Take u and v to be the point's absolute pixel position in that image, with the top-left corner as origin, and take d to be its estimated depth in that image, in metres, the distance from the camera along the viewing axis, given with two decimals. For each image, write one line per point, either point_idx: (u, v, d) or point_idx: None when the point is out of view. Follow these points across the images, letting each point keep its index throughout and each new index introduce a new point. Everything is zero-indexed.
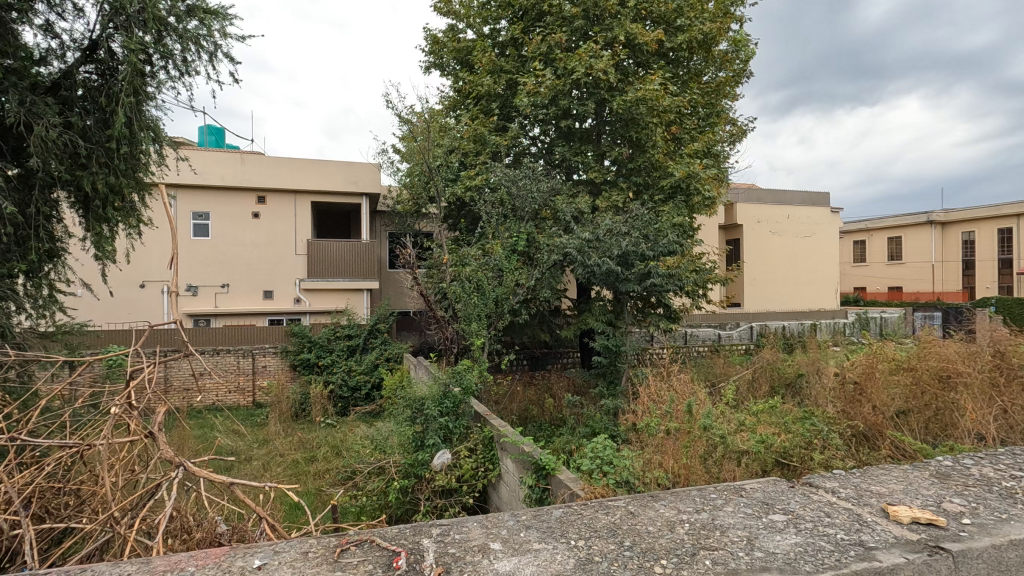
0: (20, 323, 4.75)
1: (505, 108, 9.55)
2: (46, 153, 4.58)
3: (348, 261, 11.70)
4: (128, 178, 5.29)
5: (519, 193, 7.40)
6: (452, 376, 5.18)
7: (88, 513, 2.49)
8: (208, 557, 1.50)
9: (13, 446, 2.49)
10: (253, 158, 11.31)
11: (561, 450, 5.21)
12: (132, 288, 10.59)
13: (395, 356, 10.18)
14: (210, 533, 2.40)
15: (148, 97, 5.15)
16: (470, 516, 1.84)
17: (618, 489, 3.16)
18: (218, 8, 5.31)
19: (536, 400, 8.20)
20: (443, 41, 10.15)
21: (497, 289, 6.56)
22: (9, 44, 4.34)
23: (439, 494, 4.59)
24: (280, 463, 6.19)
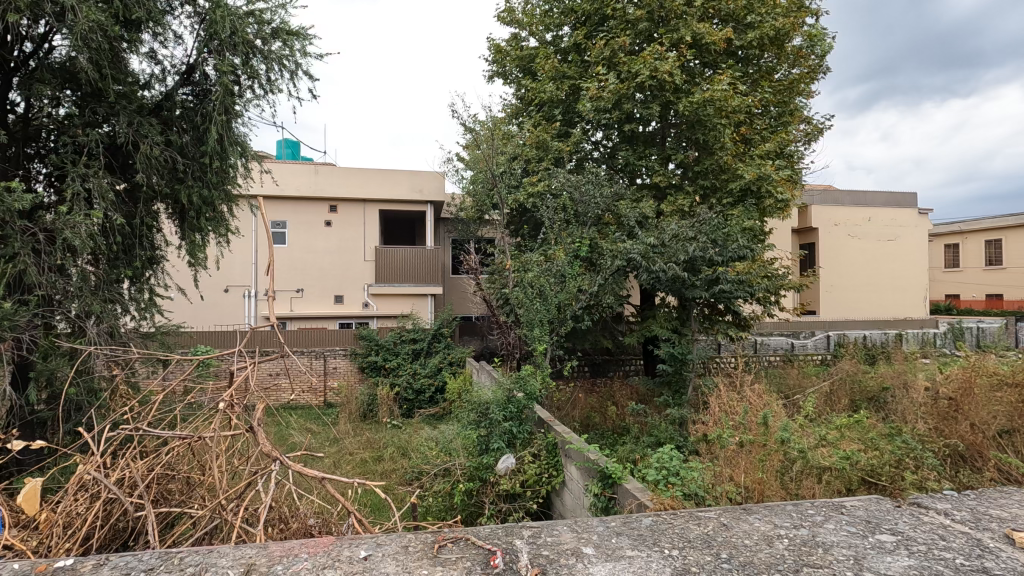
0: (125, 324, 5.22)
1: (567, 113, 9.58)
2: (149, 169, 5.04)
3: (413, 266, 12.03)
4: (218, 190, 5.74)
5: (582, 199, 7.37)
6: (515, 381, 5.20)
7: (195, 499, 2.71)
8: (318, 546, 1.59)
9: (134, 435, 2.75)
10: (326, 170, 11.92)
11: (625, 459, 5.16)
12: (219, 292, 11.39)
13: (458, 360, 10.43)
14: (304, 524, 2.56)
15: (236, 115, 5.56)
16: (560, 520, 1.87)
17: (687, 502, 3.09)
18: (299, 29, 5.65)
19: (599, 407, 8.12)
20: (507, 50, 10.32)
21: (560, 294, 6.53)
22: (120, 72, 4.78)
23: (503, 498, 4.63)
24: (350, 462, 6.44)
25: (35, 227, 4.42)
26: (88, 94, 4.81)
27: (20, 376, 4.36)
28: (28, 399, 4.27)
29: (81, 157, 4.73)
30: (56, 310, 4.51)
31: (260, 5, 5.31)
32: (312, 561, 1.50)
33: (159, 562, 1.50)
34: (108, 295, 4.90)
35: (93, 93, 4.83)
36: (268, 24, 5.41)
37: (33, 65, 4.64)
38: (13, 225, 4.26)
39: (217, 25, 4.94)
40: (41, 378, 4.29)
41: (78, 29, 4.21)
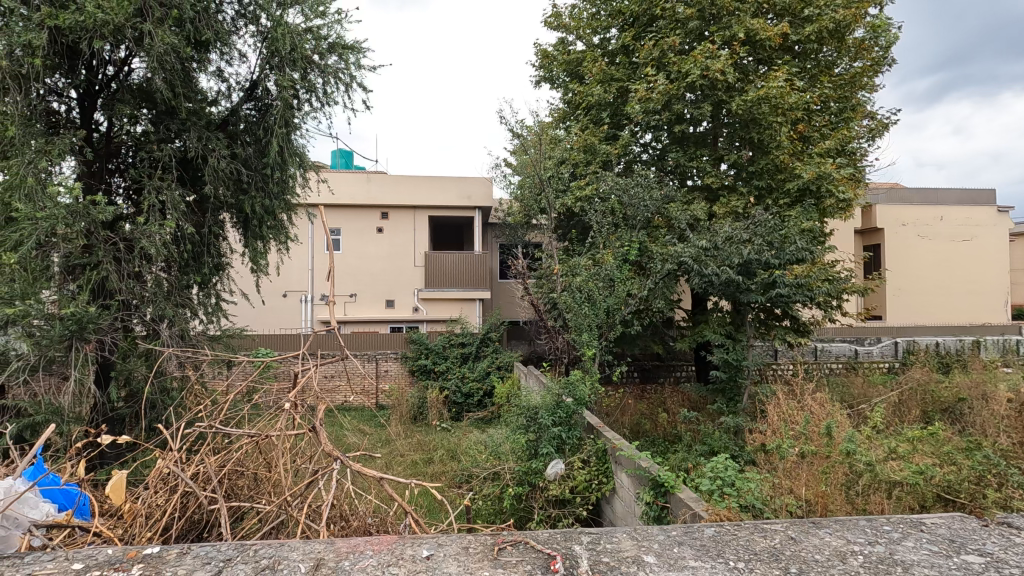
0: (195, 327, 5.53)
1: (616, 115, 9.50)
2: (217, 181, 5.34)
3: (461, 271, 12.18)
4: (279, 199, 6.01)
5: (631, 201, 7.25)
6: (565, 387, 5.16)
7: (263, 495, 2.85)
8: (382, 543, 1.64)
9: (207, 432, 2.91)
10: (378, 178, 12.28)
11: (677, 467, 5.04)
12: (278, 297, 11.91)
13: (506, 364, 10.51)
14: (364, 522, 2.64)
15: (295, 127, 5.81)
16: (618, 526, 1.85)
17: (745, 514, 2.98)
18: (354, 42, 5.85)
19: (649, 414, 7.97)
20: (554, 55, 10.34)
21: (609, 299, 6.46)
22: (190, 90, 5.09)
23: (553, 504, 4.61)
24: (401, 463, 6.56)
25: (116, 237, 4.76)
26: (162, 112, 5.14)
27: (101, 376, 4.72)
28: (109, 396, 4.59)
29: (156, 171, 5.07)
30: (133, 314, 4.84)
31: (318, 22, 5.54)
32: (378, 559, 1.55)
33: (236, 553, 1.56)
34: (179, 300, 5.21)
35: (167, 111, 5.16)
36: (325, 39, 5.63)
37: (115, 87, 5.00)
38: (98, 235, 4.60)
39: (277, 43, 5.19)
40: (121, 377, 4.61)
41: (154, 51, 4.52)
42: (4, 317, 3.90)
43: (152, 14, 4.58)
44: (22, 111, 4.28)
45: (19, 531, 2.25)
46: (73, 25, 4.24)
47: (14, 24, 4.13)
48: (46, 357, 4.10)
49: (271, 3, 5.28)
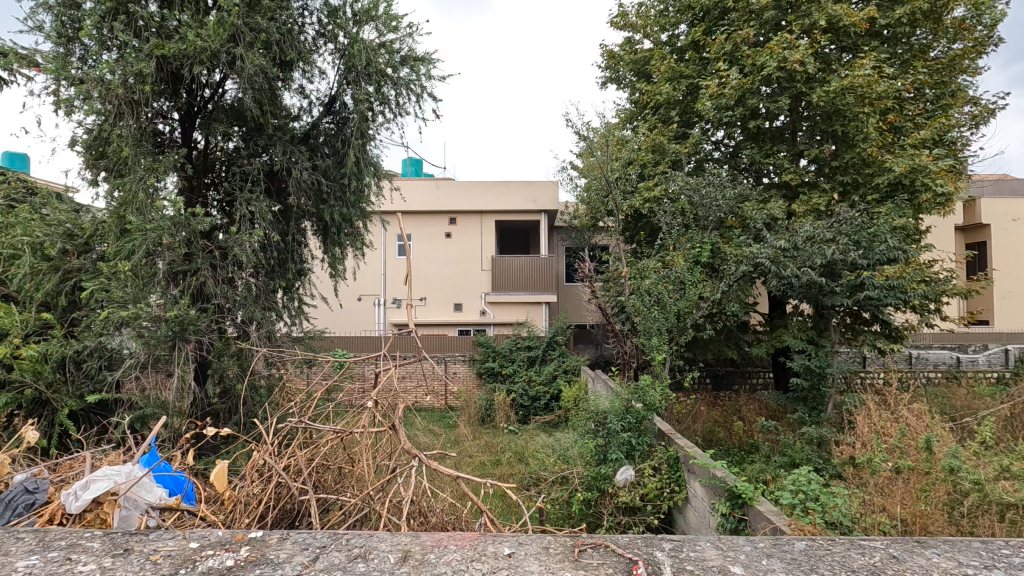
0: (281, 329, 5.90)
1: (685, 114, 9.26)
2: (299, 192, 5.69)
3: (528, 275, 12.24)
4: (355, 208, 6.31)
5: (702, 201, 7.01)
6: (634, 392, 5.07)
7: (347, 489, 3.00)
8: (465, 540, 1.68)
9: (297, 427, 3.10)
10: (447, 185, 12.63)
11: (754, 478, 4.83)
12: (353, 300, 12.51)
13: (573, 368, 10.47)
14: (441, 520, 2.72)
15: (370, 138, 6.07)
16: (701, 534, 1.80)
17: (830, 531, 2.81)
18: (425, 54, 6.06)
19: (723, 422, 7.68)
20: (620, 55, 10.23)
21: (679, 302, 6.28)
22: (276, 107, 5.45)
23: (623, 511, 4.55)
24: (470, 463, 6.69)
25: (213, 246, 5.18)
26: (252, 128, 5.54)
27: (200, 373, 5.10)
28: (207, 393, 5.00)
29: (247, 184, 5.47)
30: (227, 317, 5.24)
31: (391, 36, 5.77)
32: (461, 553, 1.60)
33: (330, 541, 1.65)
34: (267, 303, 5.59)
35: (256, 127, 5.54)
36: (398, 53, 5.86)
37: (211, 108, 5.43)
38: (198, 244, 5.01)
39: (354, 59, 5.47)
40: (217, 375, 5.01)
41: (246, 73, 4.88)
42: (121, 319, 4.39)
43: (243, 38, 4.94)
44: (134, 133, 4.74)
45: (137, 511, 2.50)
46: (177, 53, 4.68)
47: (127, 55, 4.60)
48: (154, 356, 4.58)
49: (348, 21, 5.55)
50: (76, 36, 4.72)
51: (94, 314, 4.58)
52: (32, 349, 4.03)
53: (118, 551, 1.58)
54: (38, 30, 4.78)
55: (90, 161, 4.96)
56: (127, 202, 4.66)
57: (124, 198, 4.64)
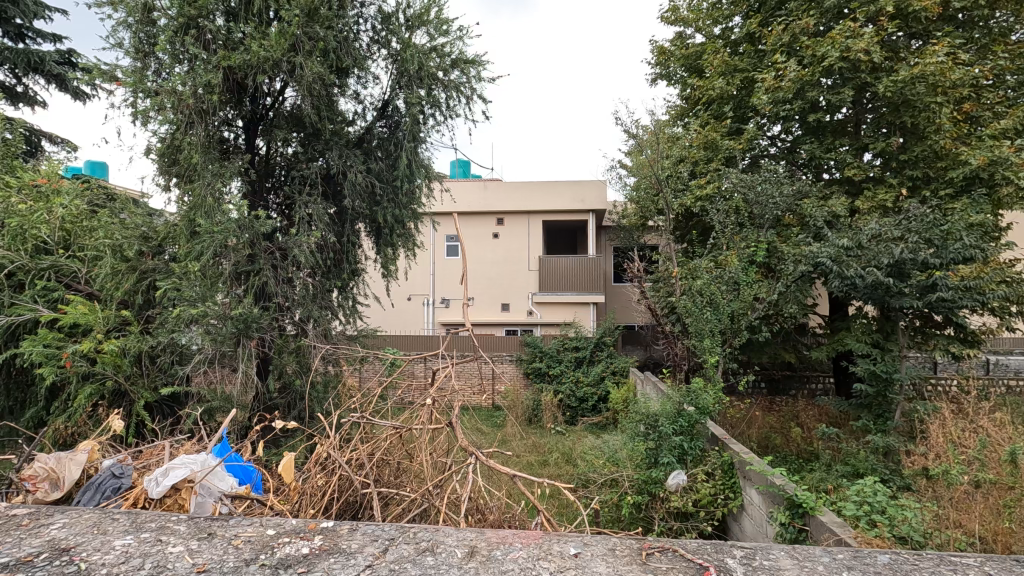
0: (336, 328, 6.09)
1: (740, 108, 8.98)
2: (354, 195, 5.85)
3: (576, 275, 12.16)
4: (407, 209, 6.44)
5: (757, 199, 6.77)
6: (686, 395, 4.92)
7: (406, 483, 3.08)
8: (530, 538, 1.69)
9: (358, 422, 3.20)
10: (494, 185, 12.73)
11: (814, 487, 4.62)
12: (403, 300, 12.80)
13: (621, 369, 10.34)
14: (499, 517, 2.75)
15: (422, 141, 6.18)
16: (774, 543, 1.74)
17: (900, 546, 2.66)
18: (475, 57, 6.11)
19: (779, 428, 7.40)
20: (671, 51, 10.04)
21: (733, 303, 6.07)
22: (333, 113, 5.64)
23: (674, 516, 4.46)
24: (518, 462, 6.74)
25: (274, 247, 5.40)
26: (310, 134, 5.75)
27: (262, 369, 5.33)
28: (268, 388, 5.23)
29: (305, 187, 5.69)
30: (287, 315, 5.45)
31: (442, 40, 5.86)
32: (527, 552, 1.60)
33: (398, 533, 1.70)
34: (324, 302, 5.78)
35: (314, 133, 5.75)
36: (449, 56, 5.94)
37: (272, 115, 5.66)
38: (260, 245, 5.24)
39: (407, 63, 5.59)
40: (277, 371, 5.24)
41: (305, 80, 5.08)
42: (191, 316, 4.65)
43: (302, 47, 5.14)
44: (202, 140, 5.01)
45: (211, 498, 2.63)
46: (242, 64, 4.92)
47: (198, 67, 4.86)
48: (221, 351, 4.82)
49: (401, 27, 5.68)
50: (151, 50, 5.02)
51: (167, 311, 4.86)
52: (113, 344, 4.31)
53: (202, 535, 1.67)
54: (118, 47, 5.12)
55: (163, 167, 5.26)
56: (196, 206, 4.93)
57: (194, 202, 4.92)
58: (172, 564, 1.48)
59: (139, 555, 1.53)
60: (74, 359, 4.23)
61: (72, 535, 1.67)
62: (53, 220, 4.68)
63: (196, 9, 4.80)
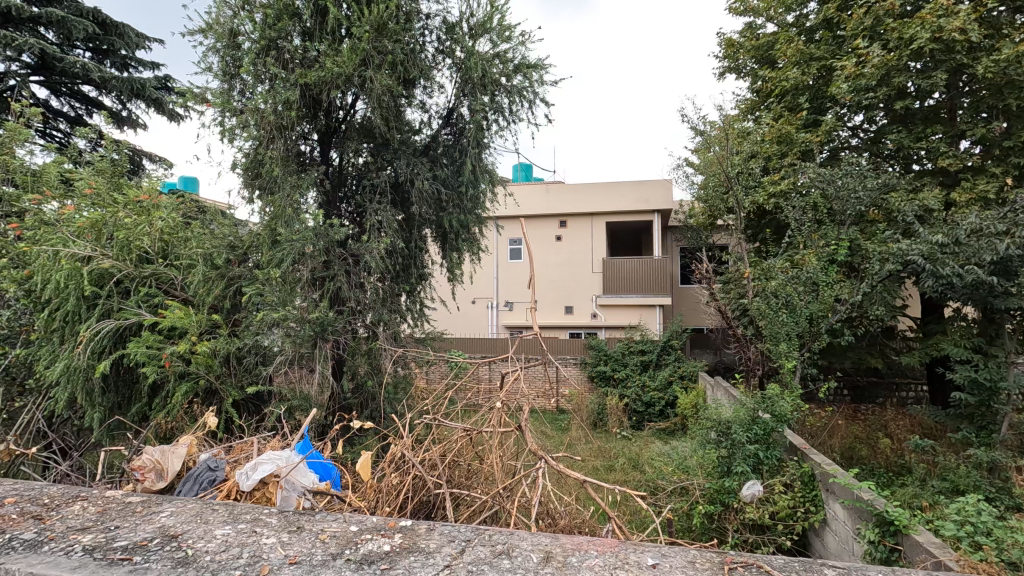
0: (406, 331, 6.29)
1: (817, 99, 8.50)
2: (421, 201, 6.02)
3: (641, 276, 11.91)
4: (472, 214, 6.55)
5: (837, 194, 6.36)
6: (761, 401, 4.69)
7: (477, 485, 3.13)
8: (606, 545, 1.68)
9: (430, 424, 3.28)
10: (557, 188, 12.74)
11: (907, 503, 4.27)
12: (468, 304, 13.06)
13: (689, 374, 10.03)
14: (570, 523, 2.74)
15: (486, 146, 6.27)
16: (871, 565, 1.64)
17: (1012, 573, 2.42)
18: (538, 61, 6.14)
19: (865, 438, 6.92)
20: (740, 43, 9.66)
21: (811, 305, 5.73)
22: (401, 123, 5.84)
23: (750, 528, 4.27)
24: (584, 467, 6.69)
25: (347, 253, 5.65)
26: (379, 144, 5.98)
27: (337, 370, 5.59)
28: (343, 388, 5.48)
29: (375, 196, 5.92)
30: (359, 318, 5.68)
31: (504, 46, 5.93)
32: (603, 559, 1.59)
33: (474, 535, 1.73)
34: (393, 306, 5.97)
35: (383, 143, 5.98)
36: (512, 61, 6.00)
37: (345, 128, 5.93)
38: (334, 252, 5.50)
39: (472, 71, 5.70)
40: (350, 372, 5.49)
41: (375, 93, 5.30)
42: (273, 319, 4.94)
43: (372, 61, 5.35)
44: (282, 154, 5.33)
45: (296, 492, 2.75)
46: (317, 80, 5.20)
47: (277, 85, 5.18)
48: (299, 353, 5.09)
49: (464, 36, 5.80)
50: (237, 72, 5.37)
51: (251, 315, 5.18)
52: (205, 345, 4.65)
53: (292, 528, 1.78)
54: (209, 71, 5.53)
55: (247, 180, 5.62)
56: (277, 216, 5.25)
57: (275, 213, 5.25)
58: (266, 555, 1.58)
59: (237, 544, 1.64)
60: (172, 359, 4.60)
61: (179, 523, 1.82)
62: (153, 232, 5.07)
63: (276, 31, 5.12)
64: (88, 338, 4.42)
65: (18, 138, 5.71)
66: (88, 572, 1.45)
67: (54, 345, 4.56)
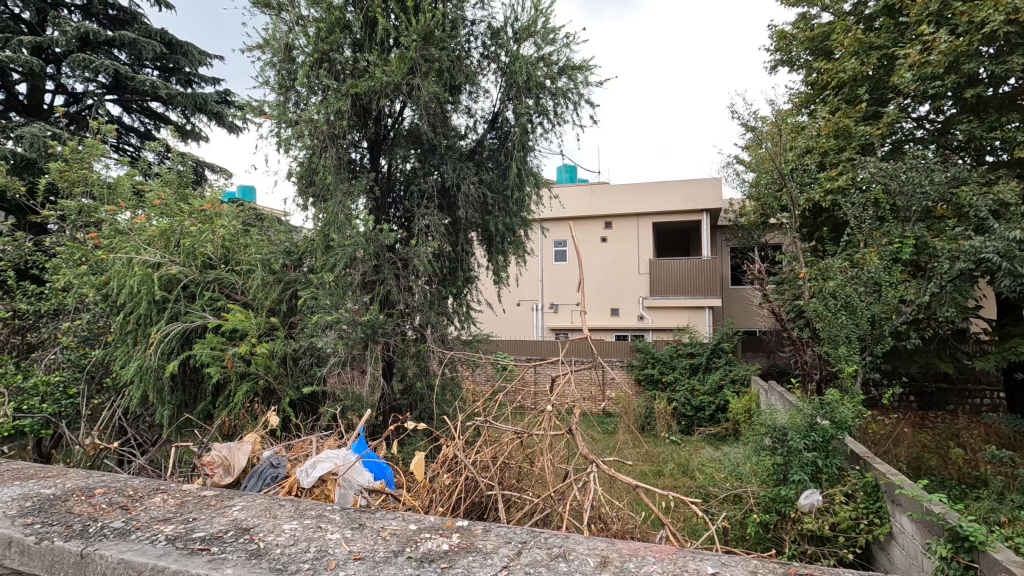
0: (453, 333, 6.38)
1: (877, 90, 8.10)
2: (468, 205, 6.10)
3: (689, 278, 11.64)
4: (518, 217, 6.58)
5: (901, 189, 6.05)
6: (818, 407, 4.51)
7: (529, 488, 3.15)
8: (664, 552, 1.66)
9: (482, 425, 3.32)
10: (602, 189, 12.64)
11: (983, 518, 4.01)
12: (513, 306, 13.13)
13: (741, 378, 9.72)
14: (623, 529, 2.72)
15: (531, 149, 6.30)
16: None
17: None
18: (582, 62, 6.12)
19: (934, 447, 6.52)
20: (793, 34, 9.33)
21: (873, 306, 5.46)
22: (447, 129, 5.94)
23: (808, 539, 4.11)
24: (632, 471, 6.61)
25: (396, 257, 5.80)
26: (426, 150, 6.09)
27: (388, 371, 5.74)
28: (393, 389, 5.63)
29: (423, 200, 6.04)
30: (408, 321, 5.81)
31: (549, 49, 5.95)
32: (661, 565, 1.58)
33: (530, 537, 1.74)
34: (441, 308, 6.07)
35: (430, 149, 6.09)
36: (556, 64, 6.01)
37: (393, 134, 6.07)
38: (384, 256, 5.66)
39: (516, 75, 5.74)
40: (400, 374, 5.63)
41: (422, 100, 5.42)
42: (327, 322, 5.13)
43: (420, 69, 5.47)
44: (335, 162, 5.53)
45: (352, 490, 2.86)
46: (367, 90, 5.37)
47: (330, 96, 5.38)
48: (351, 354, 5.26)
49: (509, 41, 5.85)
50: (292, 84, 5.59)
51: (306, 318, 5.38)
52: (264, 347, 4.85)
53: (355, 524, 1.84)
54: (266, 84, 5.79)
55: (302, 188, 5.84)
56: (331, 222, 5.45)
57: (329, 219, 5.47)
58: (332, 549, 1.66)
59: (305, 539, 1.72)
60: (234, 360, 4.84)
61: (250, 517, 1.92)
62: (216, 239, 5.35)
63: (329, 44, 5.32)
64: (159, 340, 4.71)
65: (95, 154, 6.15)
66: (171, 560, 1.55)
67: (129, 346, 4.88)
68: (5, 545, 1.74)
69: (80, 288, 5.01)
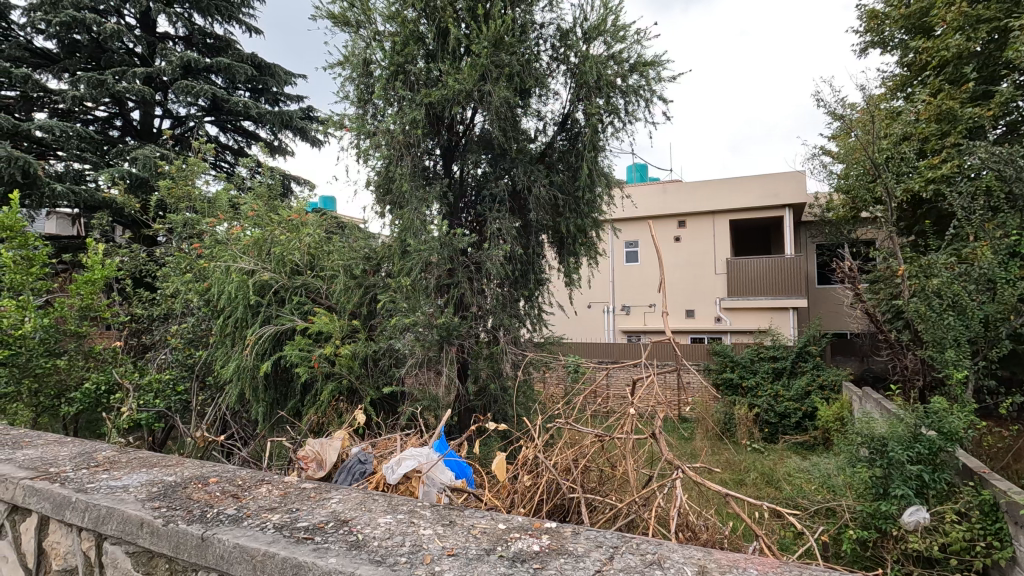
0: (525, 335, 6.40)
1: (987, 67, 7.33)
2: (539, 208, 6.11)
3: (771, 276, 11.02)
4: (589, 218, 6.51)
5: (1018, 175, 5.41)
6: (923, 415, 4.14)
7: (611, 492, 3.09)
8: (767, 565, 1.57)
9: (561, 428, 3.29)
10: (675, 187, 12.28)
11: None
12: (584, 308, 13.03)
13: (831, 384, 9.10)
14: (711, 538, 2.60)
15: (602, 149, 6.22)
16: None
17: None
18: (654, 57, 5.97)
19: None
20: (885, 13, 8.65)
21: (987, 306, 4.94)
22: (517, 133, 5.99)
23: (912, 559, 3.79)
24: (712, 479, 6.35)
25: (469, 261, 5.92)
26: (497, 155, 6.15)
27: (462, 372, 5.85)
28: (467, 391, 5.72)
29: (495, 204, 6.11)
30: (481, 324, 5.90)
31: (619, 47, 5.86)
32: None
33: (621, 542, 1.71)
34: (513, 311, 6.11)
35: (500, 153, 6.14)
36: (627, 61, 5.91)
37: (464, 141, 6.19)
38: (458, 260, 5.79)
39: (586, 75, 5.69)
40: (474, 375, 5.72)
41: (493, 105, 5.50)
42: (405, 324, 5.30)
43: (491, 75, 5.55)
44: (410, 170, 5.72)
45: (436, 488, 2.94)
46: (441, 98, 5.51)
47: (405, 107, 5.58)
48: (428, 356, 5.41)
49: (578, 41, 5.82)
50: (370, 97, 5.82)
51: (386, 321, 5.59)
52: (347, 348, 5.06)
53: (446, 521, 1.88)
54: (346, 98, 6.08)
55: (380, 196, 6.09)
56: (408, 228, 5.65)
57: (405, 225, 5.68)
58: (426, 544, 1.70)
59: (400, 533, 1.78)
60: (321, 361, 5.09)
61: (347, 509, 2.01)
62: (303, 246, 5.67)
63: (404, 57, 5.51)
64: (254, 341, 5.04)
65: (196, 171, 6.73)
66: (281, 547, 1.66)
67: (228, 347, 5.25)
68: (137, 526, 1.92)
69: (186, 294, 5.48)
